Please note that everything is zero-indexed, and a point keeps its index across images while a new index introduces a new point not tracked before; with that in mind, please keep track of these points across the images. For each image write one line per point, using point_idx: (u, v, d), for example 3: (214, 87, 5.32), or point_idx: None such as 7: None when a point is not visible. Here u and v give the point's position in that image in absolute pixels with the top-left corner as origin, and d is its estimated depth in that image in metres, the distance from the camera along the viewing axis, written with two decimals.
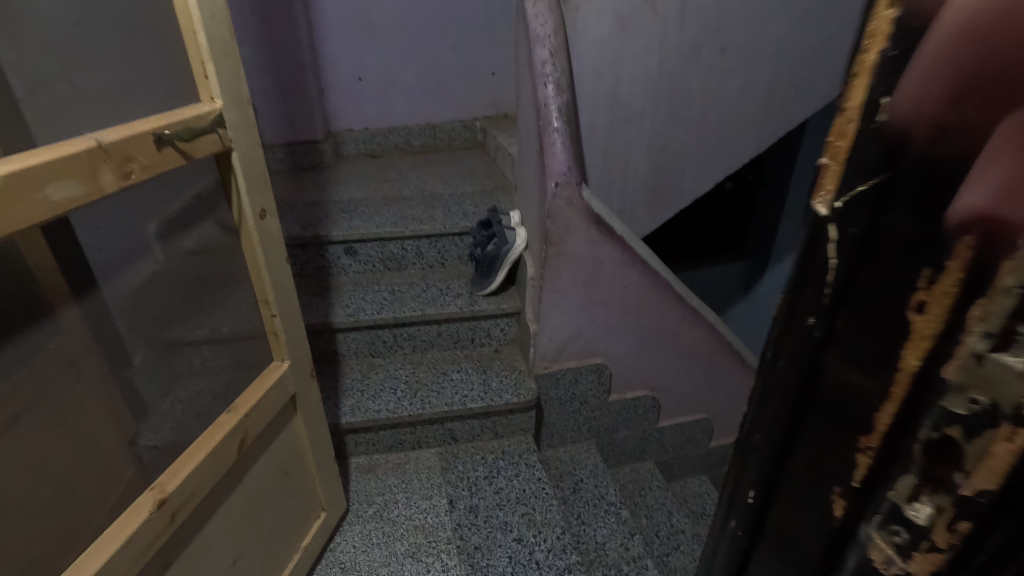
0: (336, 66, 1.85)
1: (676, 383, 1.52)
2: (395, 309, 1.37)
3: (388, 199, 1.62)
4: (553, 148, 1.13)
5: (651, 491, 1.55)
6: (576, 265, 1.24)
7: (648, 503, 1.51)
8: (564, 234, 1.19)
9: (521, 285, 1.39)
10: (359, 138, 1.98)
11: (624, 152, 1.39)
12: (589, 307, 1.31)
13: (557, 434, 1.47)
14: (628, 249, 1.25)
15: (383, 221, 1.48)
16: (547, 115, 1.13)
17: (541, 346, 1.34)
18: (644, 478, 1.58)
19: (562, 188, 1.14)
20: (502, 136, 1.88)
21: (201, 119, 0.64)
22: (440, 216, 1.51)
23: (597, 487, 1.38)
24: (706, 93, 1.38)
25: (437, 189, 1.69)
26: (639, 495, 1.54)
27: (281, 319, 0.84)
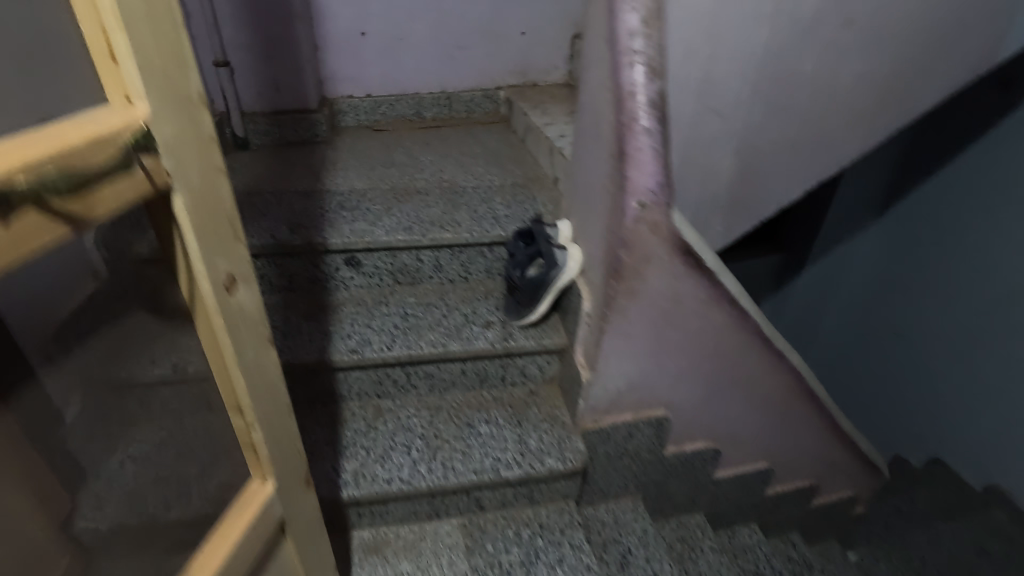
0: (333, 16, 1.49)
1: (742, 433, 1.27)
2: (409, 342, 1.09)
3: (399, 193, 1.30)
4: (640, 159, 0.82)
5: (703, 553, 1.32)
6: (649, 306, 0.96)
7: (701, 570, 1.28)
8: (637, 270, 0.91)
9: (570, 317, 1.10)
10: (359, 108, 1.63)
11: (706, 151, 1.09)
12: (658, 352, 1.04)
13: (599, 492, 1.22)
14: (717, 285, 0.97)
15: (396, 225, 1.18)
16: (636, 109, 0.81)
17: (593, 398, 1.07)
18: (693, 536, 1.35)
19: (648, 210, 0.84)
20: (534, 113, 1.55)
21: (99, 147, 0.35)
22: (466, 220, 1.21)
23: (649, 564, 1.13)
24: (818, 80, 1.07)
25: (458, 180, 1.37)
26: (689, 558, 1.31)
27: (262, 432, 0.56)
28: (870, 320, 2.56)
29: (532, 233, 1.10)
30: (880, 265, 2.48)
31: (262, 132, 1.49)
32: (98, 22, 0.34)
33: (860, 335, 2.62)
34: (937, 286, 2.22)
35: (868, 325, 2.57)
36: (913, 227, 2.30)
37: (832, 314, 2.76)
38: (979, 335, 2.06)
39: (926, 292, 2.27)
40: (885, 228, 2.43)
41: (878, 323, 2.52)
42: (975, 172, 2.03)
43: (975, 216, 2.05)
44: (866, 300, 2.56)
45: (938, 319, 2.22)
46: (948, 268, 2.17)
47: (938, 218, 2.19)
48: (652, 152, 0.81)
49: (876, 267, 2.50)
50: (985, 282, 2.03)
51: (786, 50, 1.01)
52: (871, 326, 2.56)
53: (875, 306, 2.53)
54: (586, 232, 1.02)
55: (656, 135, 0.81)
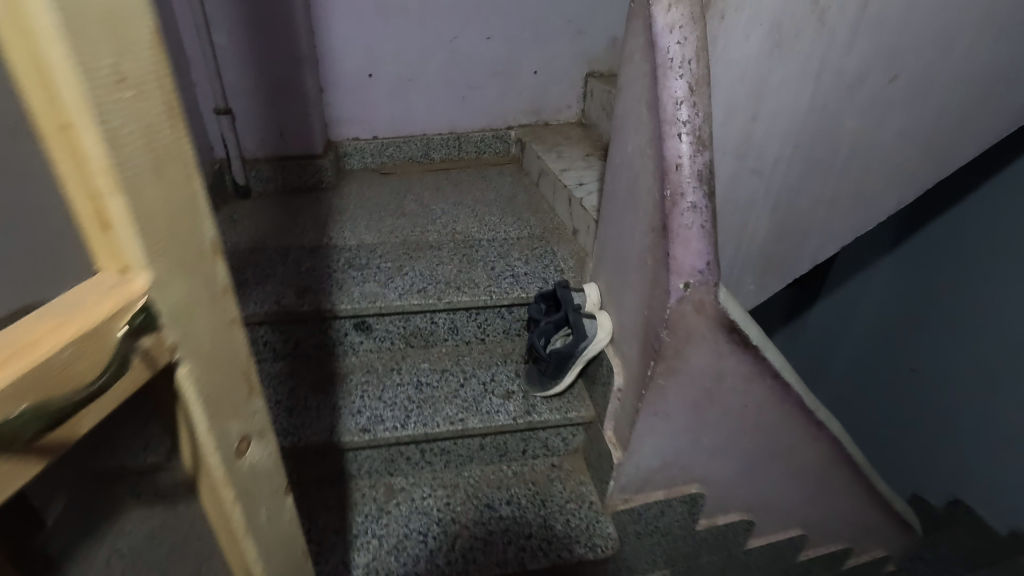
0: (341, 57, 1.43)
1: (777, 503, 1.19)
2: (425, 417, 1.00)
3: (411, 249, 1.23)
4: (688, 239, 0.75)
5: None
6: (688, 384, 0.89)
7: None
8: (677, 349, 0.83)
9: (598, 388, 1.03)
10: (366, 150, 1.57)
11: (742, 210, 1.02)
12: (695, 429, 0.96)
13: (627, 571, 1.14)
14: (762, 360, 0.89)
15: (412, 286, 1.11)
16: (685, 184, 0.74)
17: (624, 478, 0.99)
18: None
19: (694, 290, 0.77)
20: (549, 157, 1.48)
21: (84, 350, 0.28)
22: (484, 279, 1.14)
23: None
24: (859, 137, 1.00)
25: (472, 232, 1.30)
26: None
27: None
28: (883, 358, 2.40)
29: (559, 298, 1.00)
30: (894, 300, 2.31)
31: (264, 178, 1.41)
32: (84, 179, 0.27)
33: (869, 372, 2.47)
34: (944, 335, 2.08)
35: (881, 363, 2.42)
36: (932, 262, 2.12)
37: (843, 349, 2.62)
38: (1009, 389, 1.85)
39: (945, 332, 2.08)
40: (901, 267, 2.24)
41: (893, 364, 2.35)
42: (1001, 209, 1.84)
43: (1002, 256, 1.85)
44: (881, 337, 2.41)
45: (960, 365, 2.02)
46: (971, 310, 1.97)
47: (960, 256, 2.00)
48: (700, 233, 0.75)
49: (887, 307, 2.35)
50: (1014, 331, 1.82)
51: (828, 107, 0.95)
52: (884, 363, 2.40)
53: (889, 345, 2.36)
54: (617, 301, 0.95)
55: (704, 214, 0.75)
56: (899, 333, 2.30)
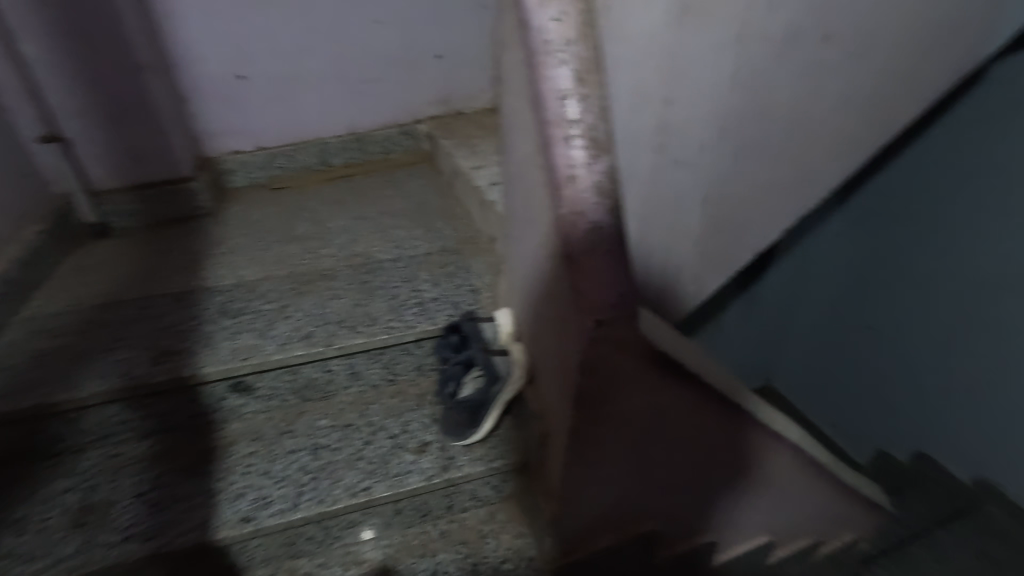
0: (201, 61, 1.22)
1: (741, 517, 1.08)
2: (322, 492, 0.84)
3: (301, 282, 1.05)
4: (595, 266, 0.60)
5: None
6: (620, 426, 0.75)
7: None
8: (601, 392, 0.69)
9: (524, 429, 0.88)
10: (251, 164, 1.36)
11: (666, 206, 0.89)
12: (637, 470, 0.82)
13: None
14: (707, 390, 0.74)
15: (297, 333, 0.93)
16: (584, 198, 0.59)
17: (562, 532, 0.85)
18: None
19: (610, 327, 0.62)
20: (460, 153, 1.30)
21: None
22: (384, 313, 0.97)
23: None
24: (794, 108, 0.86)
25: (375, 253, 1.12)
26: None
27: None
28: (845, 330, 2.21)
29: (464, 335, 0.86)
30: (851, 270, 2.09)
31: (126, 213, 1.20)
32: None
33: (829, 347, 2.30)
34: (910, 301, 1.92)
35: (841, 337, 2.24)
36: (882, 225, 1.92)
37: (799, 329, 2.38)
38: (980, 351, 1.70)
39: (907, 297, 1.92)
40: (858, 231, 2.00)
41: (854, 335, 2.18)
42: (950, 159, 1.65)
43: (957, 210, 1.68)
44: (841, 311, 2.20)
45: (929, 330, 1.86)
46: (931, 271, 1.81)
47: (910, 215, 1.82)
48: (609, 257, 0.60)
49: (841, 276, 2.13)
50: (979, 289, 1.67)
51: (755, 79, 0.80)
52: (846, 335, 2.21)
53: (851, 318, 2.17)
54: (531, 332, 0.80)
55: (612, 233, 0.60)
56: (856, 302, 2.12)
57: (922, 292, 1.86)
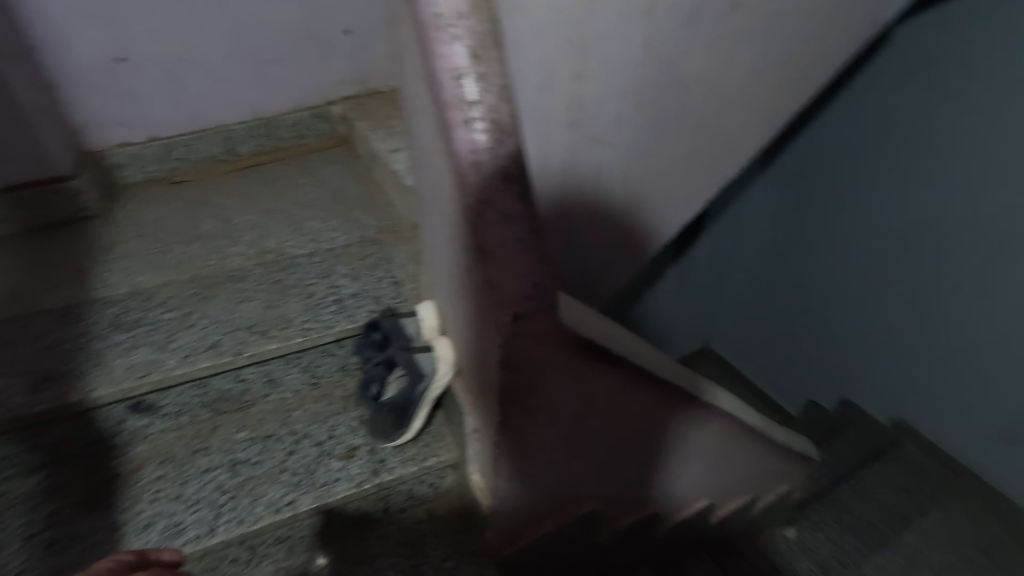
0: (69, 42, 1.08)
1: (680, 486, 1.10)
2: (241, 512, 0.79)
3: (206, 286, 0.97)
4: (507, 258, 0.57)
5: None
6: (550, 417, 0.73)
7: None
8: (525, 385, 0.67)
9: (456, 425, 0.85)
10: (143, 156, 1.23)
11: (584, 180, 0.88)
12: (572, 456, 0.81)
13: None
14: (635, 372, 0.73)
15: (202, 344, 0.86)
16: (489, 185, 0.55)
17: (500, 524, 0.84)
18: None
19: (527, 322, 0.58)
20: (377, 135, 1.22)
21: None
22: (299, 314, 0.91)
23: None
24: (709, 79, 0.85)
25: (288, 248, 1.04)
26: None
27: None
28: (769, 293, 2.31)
29: (385, 335, 0.83)
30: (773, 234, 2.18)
31: None
32: None
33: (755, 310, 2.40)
34: (825, 261, 2.01)
35: (767, 300, 2.33)
36: (806, 183, 1.98)
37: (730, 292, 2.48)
38: (893, 296, 1.82)
39: (824, 254, 2.01)
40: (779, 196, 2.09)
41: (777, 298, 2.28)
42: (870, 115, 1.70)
43: (872, 165, 1.75)
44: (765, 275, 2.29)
45: (844, 286, 1.97)
46: (845, 229, 1.90)
47: (832, 170, 1.88)
48: (521, 248, 0.57)
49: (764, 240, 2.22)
50: (891, 238, 1.77)
51: (666, 48, 0.78)
52: (770, 298, 2.31)
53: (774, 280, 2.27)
54: (455, 324, 0.77)
55: (522, 223, 0.57)
56: (778, 266, 2.21)
57: (836, 251, 1.96)
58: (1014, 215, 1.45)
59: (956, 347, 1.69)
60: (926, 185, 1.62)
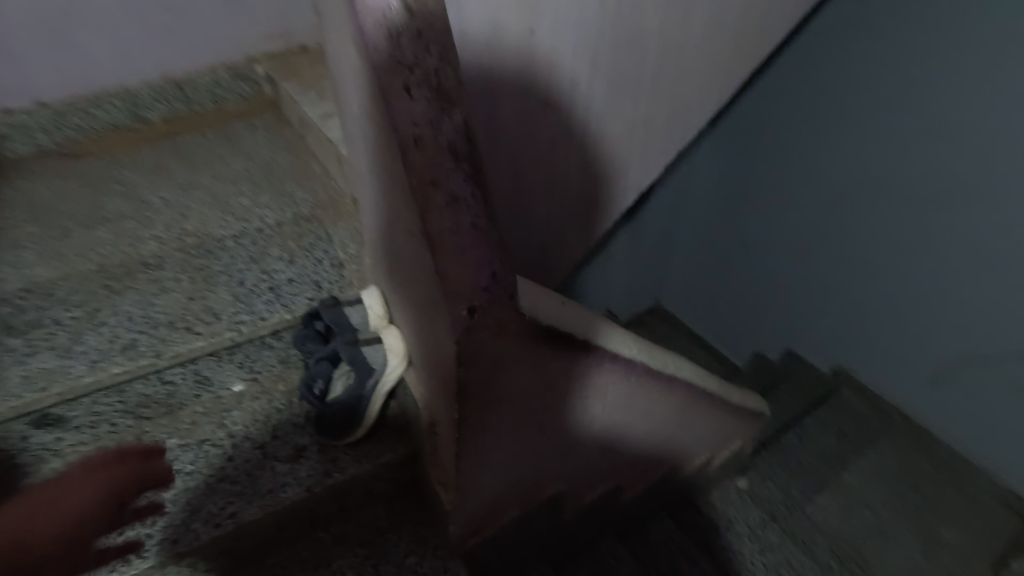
0: None
1: (641, 456, 1.10)
2: (175, 529, 0.71)
3: (119, 278, 0.86)
4: (458, 247, 0.50)
5: None
6: (511, 406, 0.69)
7: None
8: (484, 379, 0.62)
9: (412, 418, 0.80)
10: (29, 126, 1.06)
11: (529, 132, 0.81)
12: (535, 442, 0.78)
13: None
14: (597, 352, 0.70)
15: (116, 347, 0.76)
16: (435, 165, 0.48)
17: (464, 517, 0.80)
18: None
19: (483, 314, 0.54)
20: (308, 99, 1.10)
21: None
22: (228, 305, 0.82)
23: None
24: (667, 35, 0.79)
25: (212, 230, 0.93)
26: None
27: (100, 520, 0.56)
28: (716, 254, 2.34)
29: (328, 326, 0.76)
30: (720, 196, 2.20)
31: None
32: None
33: (705, 269, 2.44)
34: (769, 222, 2.05)
35: (715, 262, 2.37)
36: (759, 136, 1.97)
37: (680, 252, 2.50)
38: (839, 249, 1.85)
39: (768, 214, 2.05)
40: (726, 158, 2.12)
41: (724, 260, 2.32)
42: (818, 67, 1.71)
43: (824, 116, 1.74)
44: (712, 238, 2.33)
45: (788, 245, 2.02)
46: (788, 190, 1.94)
47: (786, 122, 1.87)
48: (473, 236, 0.51)
49: (711, 201, 2.25)
50: (838, 192, 1.78)
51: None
52: (717, 259, 2.35)
53: (721, 243, 2.30)
54: (405, 314, 0.70)
55: (474, 208, 0.50)
56: (726, 227, 2.24)
57: (780, 212, 2.00)
58: (950, 164, 1.49)
59: (890, 301, 1.77)
60: (867, 143, 1.66)
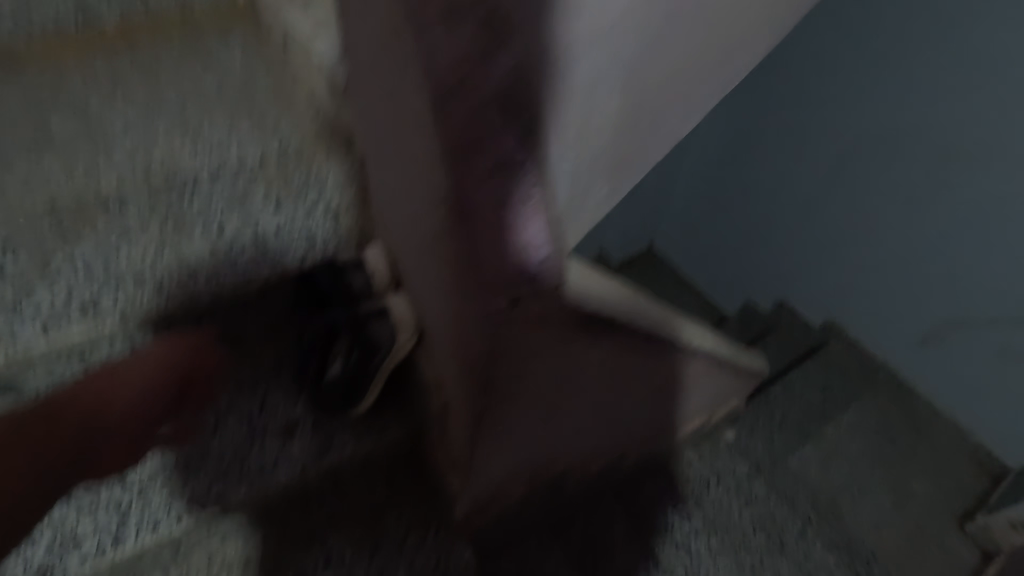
0: None
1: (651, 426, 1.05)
2: (155, 512, 0.65)
3: (78, 221, 0.74)
4: (505, 229, 0.40)
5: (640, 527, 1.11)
6: (537, 394, 0.61)
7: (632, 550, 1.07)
8: (511, 371, 0.53)
9: (418, 392, 0.72)
10: None
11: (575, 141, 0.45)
12: (555, 424, 0.71)
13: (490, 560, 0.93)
14: (635, 334, 0.63)
15: (78, 306, 0.69)
16: (486, 124, 0.37)
17: (473, 498, 0.74)
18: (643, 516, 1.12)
19: (526, 305, 0.44)
20: None
21: None
22: (210, 256, 0.75)
23: None
24: None
25: (185, 165, 0.80)
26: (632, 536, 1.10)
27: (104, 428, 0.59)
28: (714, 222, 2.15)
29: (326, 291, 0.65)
30: (726, 161, 1.97)
31: None
32: None
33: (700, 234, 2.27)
34: (776, 199, 1.84)
35: (712, 231, 2.18)
36: (772, 72, 1.66)
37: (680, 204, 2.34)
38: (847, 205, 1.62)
39: (776, 190, 1.82)
40: (736, 125, 1.86)
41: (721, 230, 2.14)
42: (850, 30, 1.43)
43: (855, 58, 1.45)
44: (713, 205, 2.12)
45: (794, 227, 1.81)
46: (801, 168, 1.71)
47: (804, 56, 1.56)
48: (524, 217, 0.40)
49: (715, 163, 2.03)
50: (854, 140, 1.53)
51: None
52: (716, 228, 2.15)
53: (721, 212, 2.10)
54: (416, 284, 0.60)
55: (530, 179, 0.39)
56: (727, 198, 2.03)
57: (791, 189, 1.78)
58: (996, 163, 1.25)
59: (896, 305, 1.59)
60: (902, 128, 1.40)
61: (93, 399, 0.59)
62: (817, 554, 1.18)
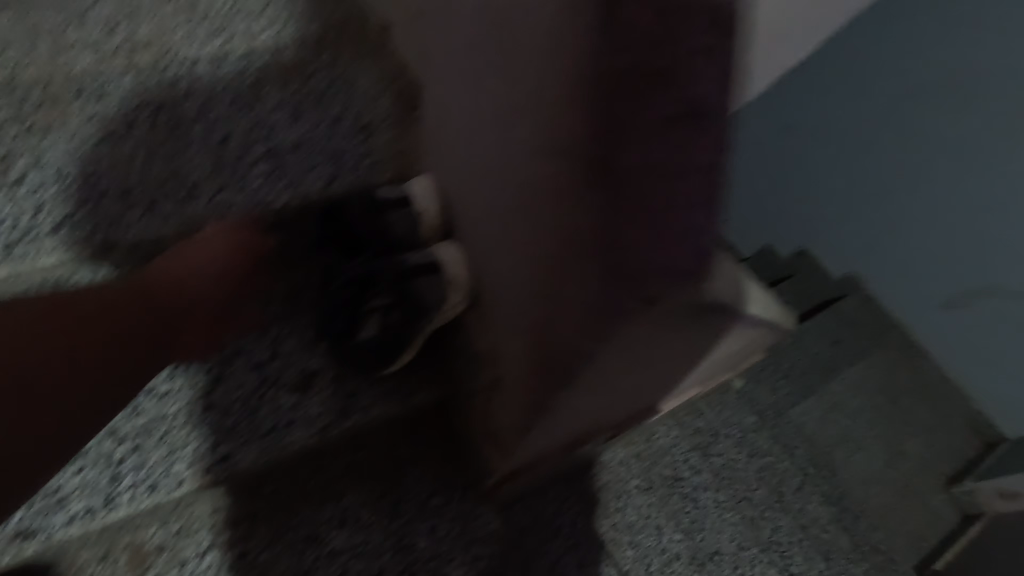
0: None
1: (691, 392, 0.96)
2: (154, 473, 0.56)
3: (51, 108, 0.60)
4: (660, 205, 0.29)
5: (659, 486, 0.88)
6: (612, 386, 0.50)
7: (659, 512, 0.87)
8: (604, 375, 0.41)
9: (463, 354, 0.64)
10: None
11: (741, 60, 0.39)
12: (613, 406, 0.62)
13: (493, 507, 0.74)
14: (740, 326, 0.51)
15: (55, 218, 0.57)
16: (668, 55, 0.28)
17: (509, 473, 0.66)
18: (668, 463, 0.90)
19: (675, 304, 0.31)
20: None
21: None
22: (218, 162, 0.63)
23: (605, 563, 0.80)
24: None
25: (183, 48, 0.65)
26: (661, 495, 0.88)
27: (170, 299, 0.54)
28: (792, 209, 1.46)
29: (358, 243, 0.62)
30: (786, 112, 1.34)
31: None
32: None
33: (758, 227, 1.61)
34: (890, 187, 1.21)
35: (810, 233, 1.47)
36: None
37: None
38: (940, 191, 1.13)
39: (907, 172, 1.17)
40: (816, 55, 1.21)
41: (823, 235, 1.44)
42: None
43: None
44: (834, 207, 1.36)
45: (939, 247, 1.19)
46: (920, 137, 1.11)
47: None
48: (692, 193, 0.29)
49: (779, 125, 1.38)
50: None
51: None
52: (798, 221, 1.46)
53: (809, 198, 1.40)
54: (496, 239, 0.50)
55: (708, 143, 0.29)
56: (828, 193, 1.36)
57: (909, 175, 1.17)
58: None
59: None
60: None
61: (159, 287, 0.54)
62: (812, 509, 0.98)
